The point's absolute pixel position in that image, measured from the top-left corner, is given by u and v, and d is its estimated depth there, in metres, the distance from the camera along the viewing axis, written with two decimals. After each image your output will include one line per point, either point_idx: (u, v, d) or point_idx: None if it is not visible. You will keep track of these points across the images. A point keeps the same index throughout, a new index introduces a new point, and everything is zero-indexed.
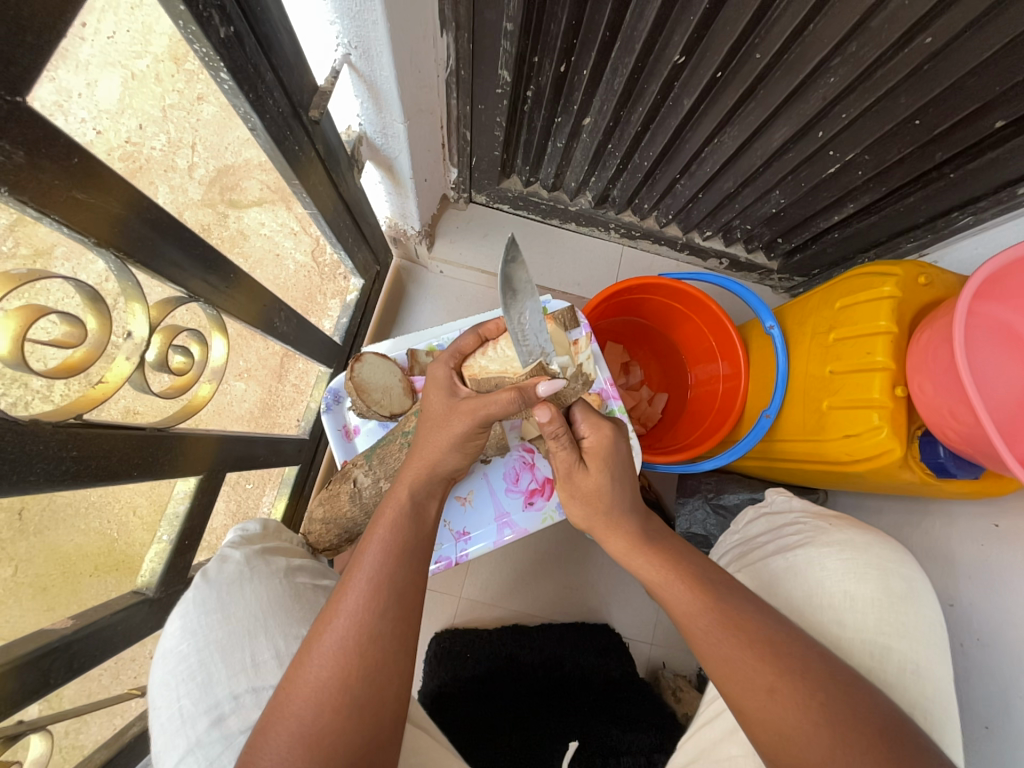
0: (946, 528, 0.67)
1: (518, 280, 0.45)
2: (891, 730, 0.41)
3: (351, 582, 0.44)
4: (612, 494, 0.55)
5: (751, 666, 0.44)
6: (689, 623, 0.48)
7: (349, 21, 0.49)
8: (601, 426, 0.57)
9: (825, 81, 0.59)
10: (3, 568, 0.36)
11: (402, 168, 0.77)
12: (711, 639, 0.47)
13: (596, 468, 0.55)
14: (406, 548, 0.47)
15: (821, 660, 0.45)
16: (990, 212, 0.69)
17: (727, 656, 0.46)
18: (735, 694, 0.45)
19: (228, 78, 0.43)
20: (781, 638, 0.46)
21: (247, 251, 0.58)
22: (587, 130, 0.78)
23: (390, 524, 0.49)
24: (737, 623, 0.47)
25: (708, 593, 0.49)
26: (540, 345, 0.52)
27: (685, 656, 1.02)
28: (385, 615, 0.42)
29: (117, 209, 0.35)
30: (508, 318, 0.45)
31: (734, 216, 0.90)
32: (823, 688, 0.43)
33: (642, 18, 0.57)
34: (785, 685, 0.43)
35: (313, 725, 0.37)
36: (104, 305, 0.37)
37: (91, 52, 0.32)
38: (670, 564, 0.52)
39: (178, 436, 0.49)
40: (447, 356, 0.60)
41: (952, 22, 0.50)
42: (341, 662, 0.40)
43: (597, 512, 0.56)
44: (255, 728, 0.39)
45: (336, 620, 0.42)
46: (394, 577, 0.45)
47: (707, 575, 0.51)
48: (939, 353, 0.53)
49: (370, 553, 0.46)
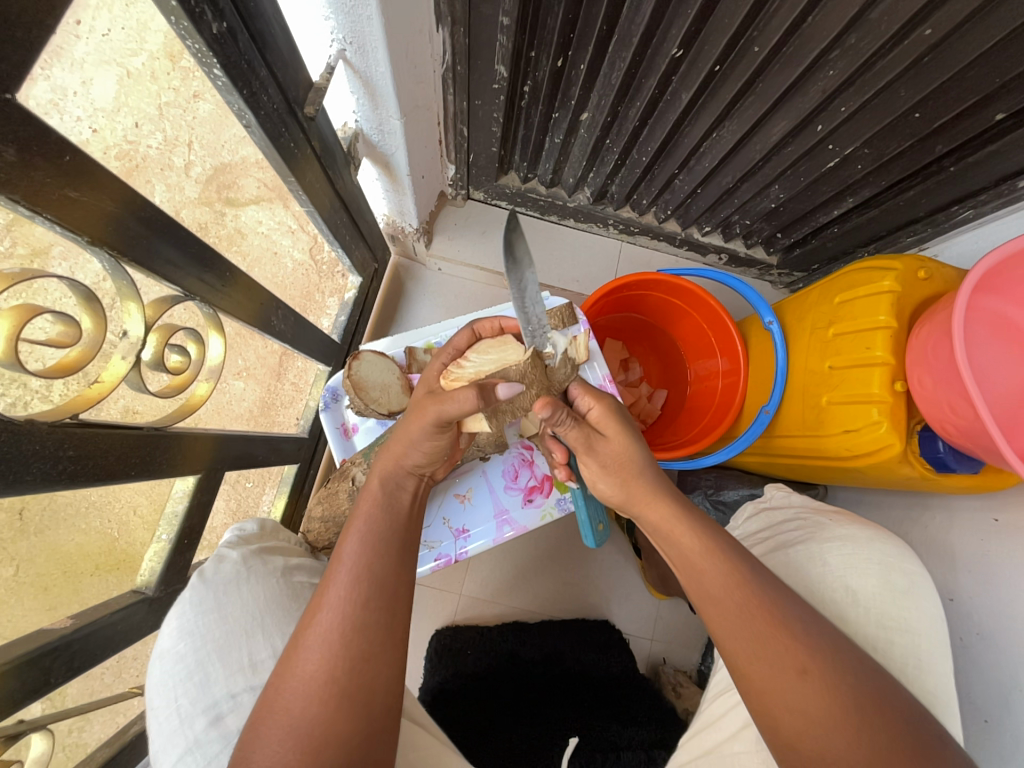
0: (946, 522, 0.66)
1: (520, 260, 0.49)
2: (910, 718, 0.42)
3: (333, 577, 0.44)
4: (636, 455, 0.54)
5: (784, 646, 0.44)
6: (722, 600, 0.46)
7: (344, 16, 0.48)
8: (602, 397, 0.59)
9: (824, 74, 0.59)
10: (4, 568, 0.36)
11: (400, 165, 0.77)
12: (746, 617, 0.45)
13: (616, 430, 0.56)
14: (383, 539, 0.47)
15: (846, 645, 0.45)
16: (989, 205, 0.68)
17: (758, 637, 0.44)
18: (759, 675, 0.43)
19: (222, 75, 0.43)
20: (810, 620, 0.46)
21: (244, 250, 0.58)
22: (585, 125, 0.78)
23: (367, 515, 0.49)
24: (771, 604, 0.45)
25: (743, 570, 0.47)
26: (537, 317, 0.55)
27: (686, 651, 1.03)
28: (367, 607, 0.42)
29: (111, 207, 0.34)
30: (512, 284, 0.49)
31: (733, 212, 0.90)
32: (851, 671, 0.43)
33: (639, 11, 0.56)
34: (817, 666, 0.43)
35: (302, 717, 0.37)
36: (99, 304, 0.37)
37: (86, 49, 0.32)
38: (709, 537, 0.49)
39: (176, 436, 0.48)
40: (441, 357, 0.62)
41: (951, 14, 0.49)
42: (327, 656, 0.40)
43: (632, 479, 0.53)
44: (247, 723, 0.39)
45: (320, 614, 0.42)
46: (374, 568, 0.45)
47: (737, 551, 0.49)
48: (939, 347, 0.52)
49: (349, 546, 0.46)
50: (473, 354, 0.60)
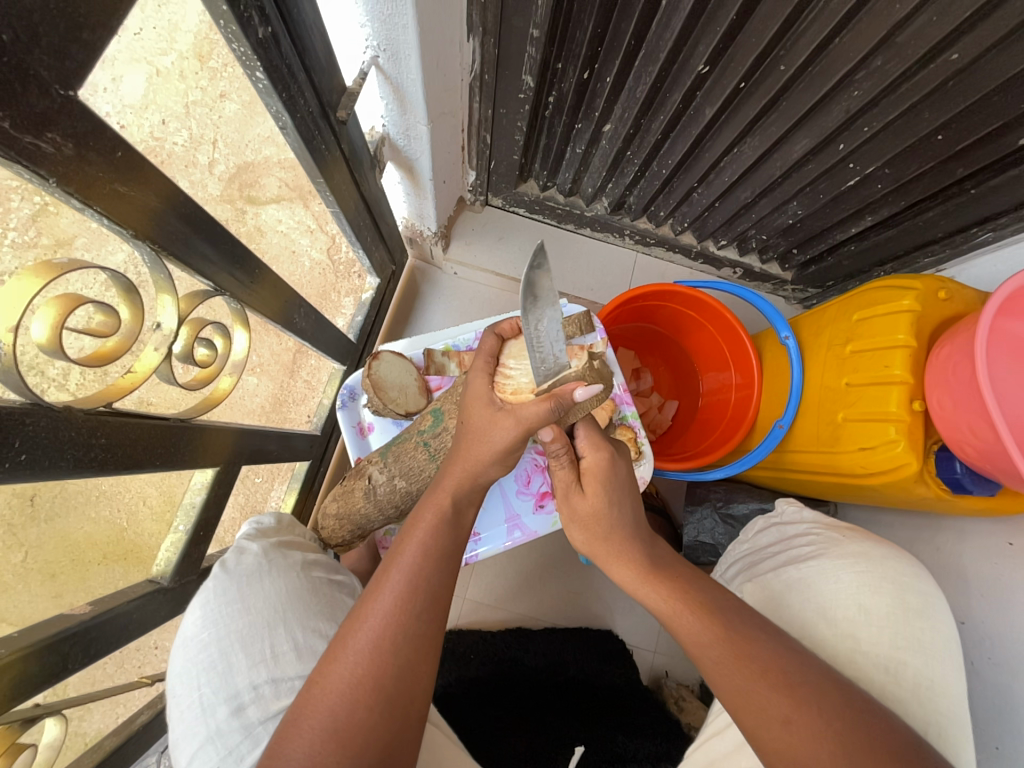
0: (958, 544, 0.66)
1: (542, 288, 0.42)
2: (908, 755, 0.40)
3: (387, 582, 0.44)
4: (611, 518, 0.54)
5: (765, 696, 0.44)
6: (700, 655, 0.48)
7: (379, 23, 0.49)
8: (602, 448, 0.56)
9: (849, 94, 0.59)
10: (13, 554, 0.37)
11: (423, 170, 0.78)
12: (724, 670, 0.46)
13: (593, 492, 0.55)
14: (444, 554, 0.47)
15: (834, 685, 0.45)
16: (1008, 229, 0.69)
17: (741, 689, 0.45)
18: (747, 721, 0.44)
19: (264, 77, 0.44)
20: (796, 668, 0.45)
21: (264, 248, 0.58)
22: (607, 136, 0.79)
23: (430, 527, 0.48)
24: (751, 654, 0.46)
25: (721, 623, 0.48)
26: (555, 354, 0.47)
27: (688, 664, 1.02)
28: (420, 618, 0.43)
29: (155, 202, 0.35)
30: (525, 322, 0.43)
31: (750, 226, 0.90)
32: (840, 717, 0.42)
33: (668, 27, 0.57)
34: (801, 716, 0.42)
35: (346, 721, 0.37)
36: (137, 296, 0.37)
37: (117, 48, 0.32)
38: (679, 593, 0.51)
39: (199, 428, 0.49)
40: (482, 367, 0.55)
41: (978, 39, 0.50)
42: (375, 661, 0.40)
43: (595, 536, 0.55)
44: (283, 719, 0.39)
45: (371, 618, 0.42)
46: (431, 580, 0.45)
47: (718, 603, 0.50)
48: (959, 367, 0.53)
49: (408, 554, 0.46)
50: (515, 360, 0.55)
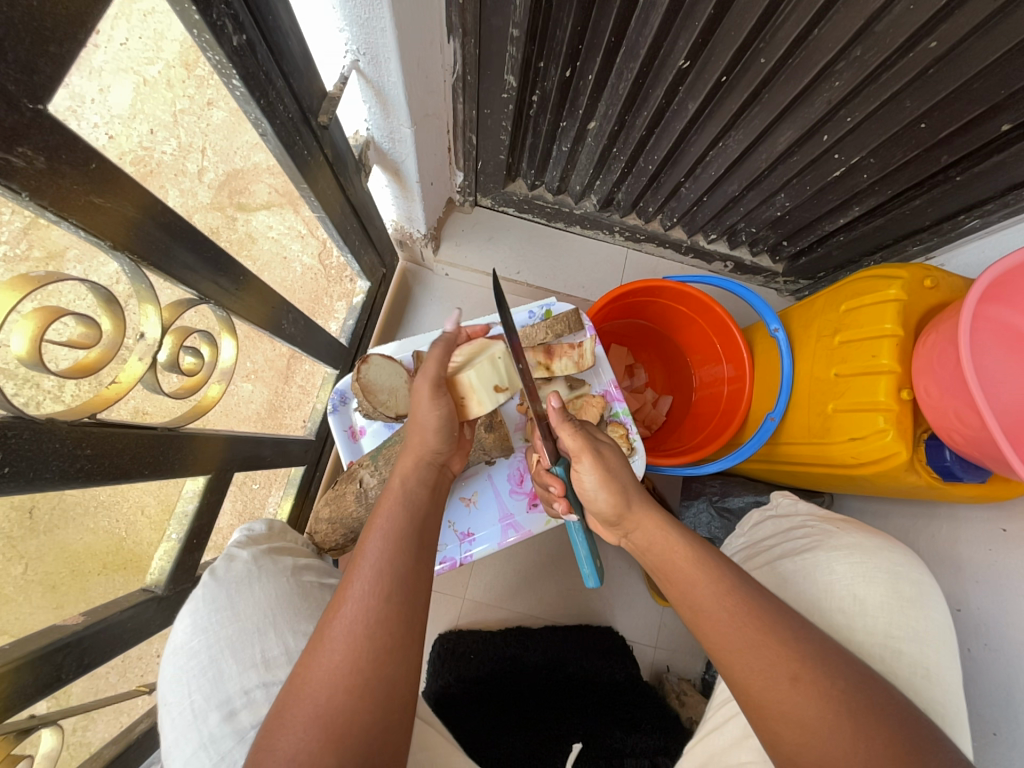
0: (953, 532, 0.66)
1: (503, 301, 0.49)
2: (907, 722, 0.42)
3: (356, 572, 0.44)
4: (623, 470, 0.55)
5: (775, 656, 0.44)
6: (713, 617, 0.46)
7: (357, 27, 0.50)
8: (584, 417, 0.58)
9: (830, 85, 0.59)
10: (14, 566, 0.37)
11: (410, 173, 0.78)
12: (737, 626, 0.45)
13: (600, 447, 0.55)
14: (404, 536, 0.48)
15: (838, 653, 0.45)
16: (995, 215, 0.69)
17: (747, 648, 0.44)
18: (754, 686, 0.43)
19: (240, 84, 0.44)
20: (800, 629, 0.46)
21: (255, 255, 0.58)
22: (593, 134, 0.79)
23: (387, 513, 0.50)
24: (761, 612, 0.46)
25: (732, 582, 0.48)
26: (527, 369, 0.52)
27: (690, 659, 1.02)
28: (391, 601, 0.43)
29: (132, 212, 0.35)
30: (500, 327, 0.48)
31: (739, 219, 0.91)
32: (843, 677, 0.43)
33: (647, 23, 0.57)
34: (809, 674, 0.43)
35: (327, 706, 0.37)
36: (118, 306, 0.38)
37: (104, 58, 0.32)
38: (694, 551, 0.50)
39: (188, 436, 0.49)
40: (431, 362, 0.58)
41: (956, 26, 0.50)
42: (353, 646, 0.40)
43: (622, 493, 0.53)
44: (269, 713, 0.39)
45: (345, 606, 0.42)
46: (394, 563, 0.45)
47: (725, 563, 0.50)
48: (945, 355, 0.53)
49: (371, 543, 0.46)
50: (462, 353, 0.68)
